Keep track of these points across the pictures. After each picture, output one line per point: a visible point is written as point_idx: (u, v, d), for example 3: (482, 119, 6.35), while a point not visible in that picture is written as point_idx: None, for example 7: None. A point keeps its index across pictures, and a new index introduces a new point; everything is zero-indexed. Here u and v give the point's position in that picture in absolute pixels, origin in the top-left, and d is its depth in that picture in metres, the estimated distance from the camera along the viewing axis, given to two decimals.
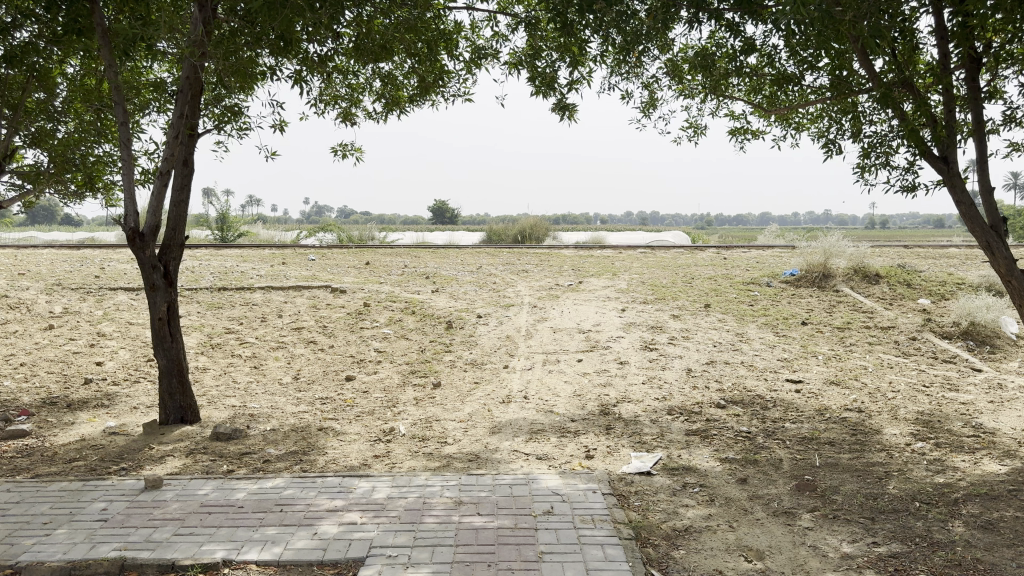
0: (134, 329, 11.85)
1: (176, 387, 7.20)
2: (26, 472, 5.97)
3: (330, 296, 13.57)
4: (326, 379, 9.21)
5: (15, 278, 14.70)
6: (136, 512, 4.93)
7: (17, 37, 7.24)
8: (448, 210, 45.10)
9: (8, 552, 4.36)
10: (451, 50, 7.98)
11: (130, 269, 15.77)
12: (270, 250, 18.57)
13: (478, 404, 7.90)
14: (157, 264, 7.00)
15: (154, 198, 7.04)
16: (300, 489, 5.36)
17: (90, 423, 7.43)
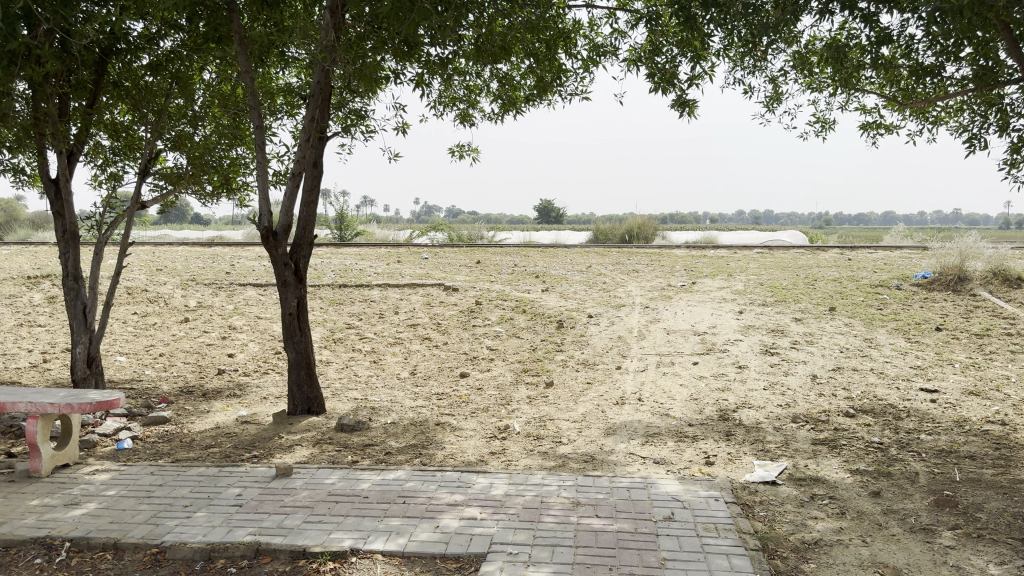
0: (262, 323, 12.42)
1: (304, 379, 7.48)
2: (167, 456, 6.34)
3: (444, 293, 13.83)
4: (442, 376, 9.37)
5: (154, 273, 15.70)
6: (269, 499, 5.15)
7: (161, 46, 7.80)
8: (555, 209, 45.09)
9: (154, 532, 4.63)
10: (571, 49, 7.95)
11: (257, 265, 16.55)
12: (386, 249, 19.06)
13: (593, 404, 7.84)
14: (288, 262, 7.31)
15: (287, 199, 7.35)
16: (421, 482, 5.46)
17: (224, 412, 7.83)
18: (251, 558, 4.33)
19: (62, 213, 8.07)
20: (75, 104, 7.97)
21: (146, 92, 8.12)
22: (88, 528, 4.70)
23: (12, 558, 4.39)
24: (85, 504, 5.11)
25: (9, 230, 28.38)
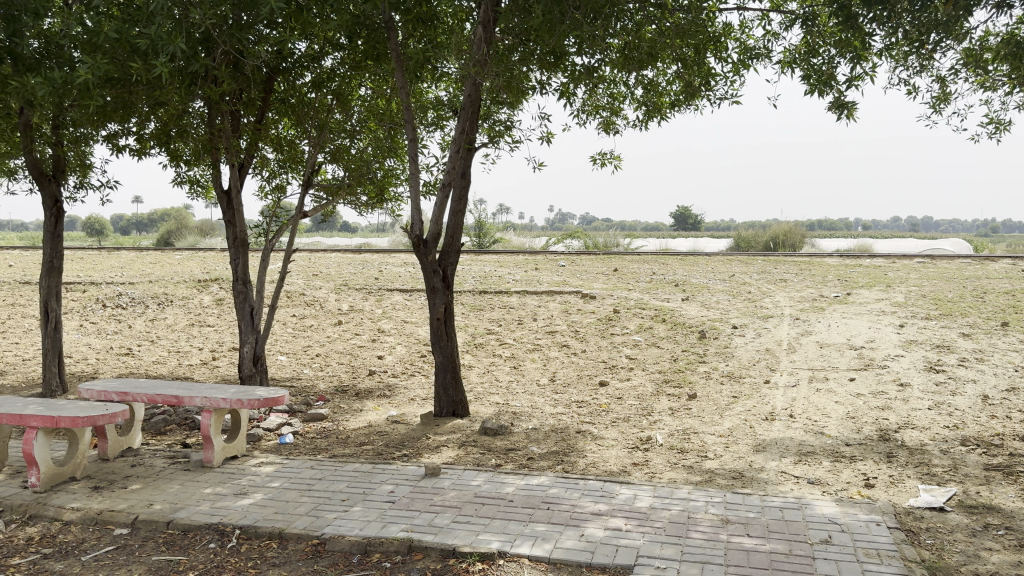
0: (407, 327, 12.87)
1: (450, 382, 7.67)
2: (325, 452, 6.69)
3: (582, 301, 13.84)
4: (581, 384, 9.37)
5: (310, 278, 16.60)
6: (419, 497, 5.33)
7: (323, 64, 8.31)
8: (692, 216, 44.11)
9: (315, 524, 4.89)
10: (720, 53, 7.77)
11: (402, 271, 17.17)
12: (524, 256, 19.30)
13: (740, 419, 7.62)
14: (437, 269, 7.55)
15: (437, 209, 7.62)
16: (565, 489, 5.48)
17: (375, 411, 8.17)
18: (404, 554, 4.49)
19: (234, 222, 8.76)
20: (245, 120, 8.60)
21: (309, 107, 8.64)
22: (255, 517, 5.02)
23: (190, 541, 4.75)
24: (253, 494, 5.46)
25: (181, 237, 30.83)
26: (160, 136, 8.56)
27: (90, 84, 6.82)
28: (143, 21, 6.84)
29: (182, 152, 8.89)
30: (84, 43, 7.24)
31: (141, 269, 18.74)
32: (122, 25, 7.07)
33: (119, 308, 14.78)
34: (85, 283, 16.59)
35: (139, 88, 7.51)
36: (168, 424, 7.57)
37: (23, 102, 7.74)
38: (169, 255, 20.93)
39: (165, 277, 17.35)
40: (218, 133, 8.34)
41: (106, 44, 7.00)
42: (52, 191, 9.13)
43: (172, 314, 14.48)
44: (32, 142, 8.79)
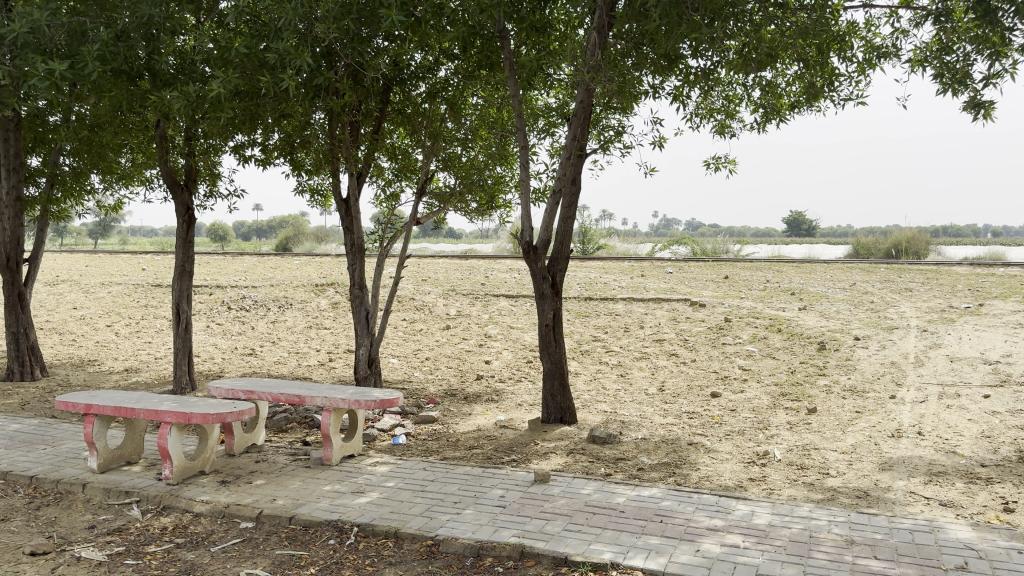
0: (514, 333, 12.96)
1: (557, 389, 7.63)
2: (436, 454, 6.80)
3: (691, 309, 13.58)
4: (692, 394, 9.18)
5: (419, 283, 16.98)
6: (530, 503, 5.34)
7: (438, 74, 8.53)
8: (806, 222, 42.62)
9: (429, 525, 4.97)
10: (844, 53, 7.49)
11: (509, 277, 17.31)
12: (630, 262, 19.13)
13: (863, 435, 7.28)
14: (546, 275, 7.55)
15: (546, 216, 7.63)
16: (678, 502, 5.37)
17: (484, 416, 8.25)
18: (517, 559, 4.50)
19: (351, 228, 9.11)
20: (362, 131, 8.90)
21: (423, 116, 8.86)
22: (372, 515, 5.14)
23: (310, 536, 4.91)
24: (369, 493, 5.61)
25: (298, 243, 32.15)
26: (283, 146, 8.95)
27: (222, 98, 7.20)
28: (271, 38, 7.20)
29: (303, 161, 9.26)
30: (216, 58, 7.65)
31: (262, 273, 19.64)
32: (251, 41, 7.44)
33: (242, 310, 15.53)
34: (212, 286, 17.52)
35: (265, 100, 7.88)
36: (289, 422, 7.89)
37: (161, 116, 8.24)
38: (288, 260, 21.85)
39: (284, 281, 18.12)
40: (338, 144, 8.66)
41: (237, 59, 7.39)
42: (184, 200, 9.68)
43: (291, 316, 15.09)
44: (168, 153, 9.35)
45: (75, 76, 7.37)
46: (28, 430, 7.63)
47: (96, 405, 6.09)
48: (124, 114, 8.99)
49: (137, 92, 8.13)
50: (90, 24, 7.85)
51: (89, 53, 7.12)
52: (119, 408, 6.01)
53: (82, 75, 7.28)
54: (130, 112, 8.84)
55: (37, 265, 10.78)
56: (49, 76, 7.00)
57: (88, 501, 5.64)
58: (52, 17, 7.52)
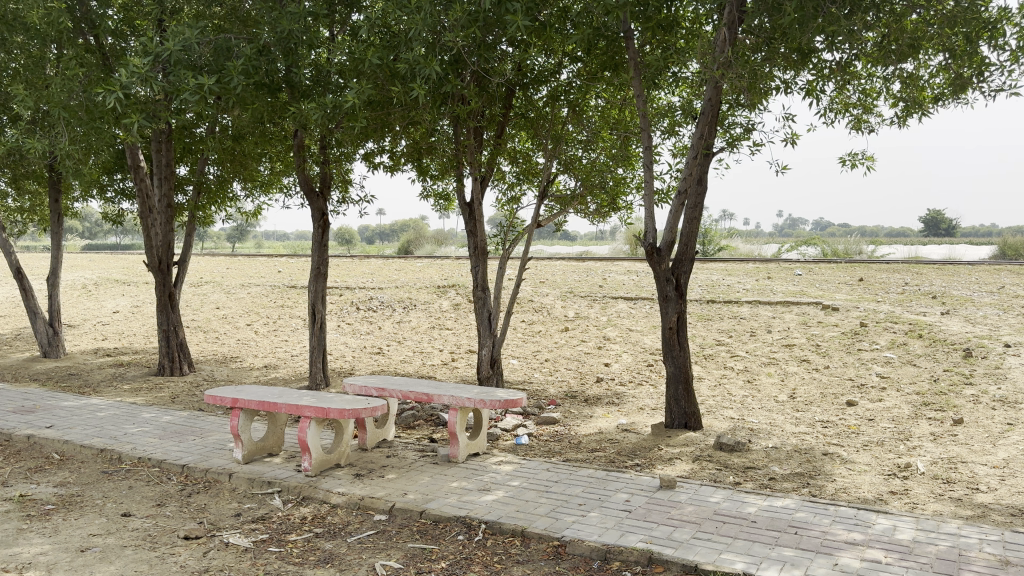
0: (635, 335, 12.84)
1: (681, 394, 7.48)
2: (560, 455, 6.82)
3: (822, 313, 13.06)
4: (826, 402, 8.83)
5: (538, 285, 17.10)
6: (656, 509, 5.28)
7: (560, 76, 8.56)
8: (945, 221, 40.17)
9: (555, 526, 5.00)
10: (998, 40, 7.01)
11: (628, 279, 17.18)
12: (754, 263, 18.58)
13: (1017, 450, 6.79)
14: (670, 277, 7.45)
15: (671, 217, 7.53)
16: (813, 514, 5.18)
17: (606, 418, 8.21)
18: (645, 565, 4.46)
19: (474, 231, 9.29)
20: (485, 135, 9.06)
21: (544, 120, 8.93)
22: (499, 513, 5.22)
23: (440, 531, 5.04)
24: (495, 492, 5.69)
25: (420, 246, 32.98)
26: (411, 151, 9.23)
27: (356, 107, 7.50)
28: (403, 48, 7.46)
29: (429, 167, 9.52)
30: (349, 69, 7.99)
31: (387, 275, 20.28)
32: (382, 52, 7.73)
33: (369, 310, 16.11)
34: (341, 288, 18.26)
35: (395, 108, 8.16)
36: (416, 419, 8.12)
37: (298, 126, 8.67)
38: (411, 262, 22.46)
39: (408, 283, 18.65)
40: (462, 149, 8.86)
41: (370, 69, 7.69)
42: (319, 206, 10.14)
43: (416, 317, 15.52)
44: (304, 162, 9.82)
45: (222, 90, 7.85)
46: (179, 422, 8.18)
47: (241, 400, 6.46)
48: (265, 125, 9.51)
49: (276, 103, 8.60)
50: (234, 41, 8.33)
51: (235, 68, 7.57)
52: (263, 403, 6.34)
53: (228, 88, 7.76)
54: (269, 124, 9.35)
55: (186, 268, 11.53)
56: (200, 90, 7.49)
57: (234, 489, 5.99)
58: (201, 35, 8.02)
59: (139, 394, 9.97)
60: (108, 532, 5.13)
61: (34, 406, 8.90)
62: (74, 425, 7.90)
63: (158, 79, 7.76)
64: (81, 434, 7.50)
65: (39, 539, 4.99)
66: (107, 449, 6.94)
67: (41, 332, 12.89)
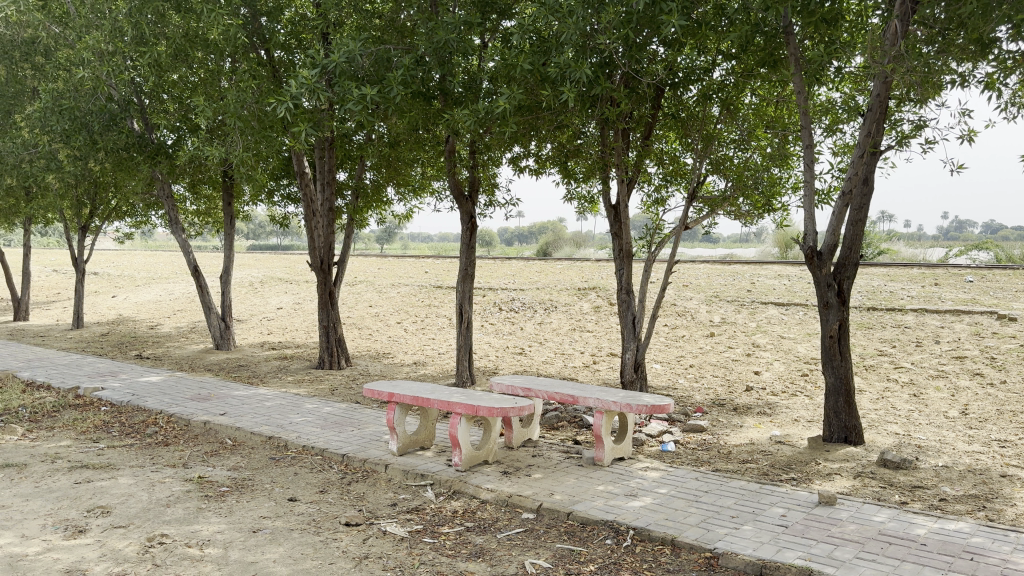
0: (786, 343, 12.37)
1: (842, 406, 7.12)
2: (709, 464, 6.66)
3: (998, 323, 12.08)
4: (1004, 420, 8.15)
5: (682, 289, 16.80)
6: (815, 525, 5.05)
7: (714, 75, 8.37)
8: None
9: (707, 536, 4.89)
10: None
11: (778, 284, 16.57)
12: (919, 269, 17.44)
13: None
14: (832, 282, 7.13)
15: (834, 219, 7.19)
16: (992, 540, 4.79)
17: (758, 429, 7.95)
18: None
19: (620, 234, 9.24)
20: (633, 137, 9.02)
21: (695, 119, 8.76)
22: (648, 520, 5.16)
23: (588, 534, 5.04)
24: (643, 498, 5.63)
25: (559, 248, 33.22)
26: (557, 154, 9.31)
27: (507, 112, 7.65)
28: (553, 54, 7.55)
29: (575, 169, 9.57)
30: (501, 75, 8.17)
31: (529, 277, 20.53)
32: (534, 57, 7.85)
33: (512, 312, 16.36)
34: (484, 289, 18.64)
35: (545, 113, 8.27)
36: (560, 420, 8.17)
37: (451, 132, 8.92)
38: (552, 264, 22.65)
39: (550, 285, 18.80)
40: (611, 151, 8.85)
41: (521, 75, 7.85)
42: (468, 209, 10.39)
43: (557, 318, 15.63)
44: (454, 166, 10.09)
45: (382, 99, 8.22)
46: (337, 413, 8.62)
47: (397, 394, 6.71)
48: (419, 133, 9.91)
49: (431, 111, 8.93)
50: (393, 51, 8.70)
51: (395, 78, 7.90)
52: (417, 398, 6.56)
53: (388, 98, 8.13)
54: (423, 130, 9.73)
55: (345, 268, 12.09)
56: (362, 100, 7.89)
57: (389, 480, 6.23)
58: (364, 47, 8.40)
59: (302, 386, 10.58)
60: (276, 515, 5.47)
61: (209, 394, 9.63)
62: (244, 413, 8.48)
63: (324, 90, 8.19)
64: (250, 422, 8.04)
65: (216, 518, 5.39)
66: (275, 437, 7.40)
67: (215, 326, 13.92)
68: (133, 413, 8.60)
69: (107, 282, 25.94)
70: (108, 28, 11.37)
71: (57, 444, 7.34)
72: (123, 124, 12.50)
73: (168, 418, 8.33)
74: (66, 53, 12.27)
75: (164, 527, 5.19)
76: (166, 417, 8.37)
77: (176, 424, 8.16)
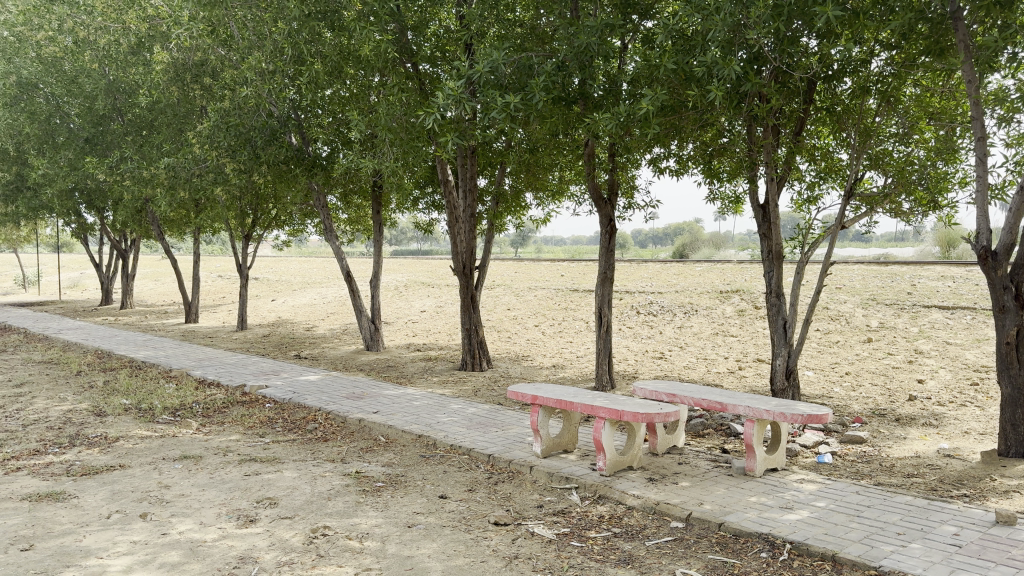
0: (953, 349, 11.56)
1: (1020, 419, 6.57)
2: (869, 478, 6.32)
3: None
4: None
5: (834, 292, 16.07)
6: (992, 547, 4.69)
7: (874, 65, 7.91)
8: None
9: (870, 553, 4.64)
10: None
11: (942, 286, 15.51)
12: None
13: None
14: (1008, 285, 6.61)
15: (1012, 216, 6.63)
16: None
17: (923, 441, 7.47)
18: None
19: (770, 236, 8.95)
20: (784, 133, 8.79)
21: (851, 113, 8.37)
22: (805, 534, 4.95)
23: (742, 546, 4.89)
24: (800, 511, 5.41)
25: (697, 249, 32.57)
26: (701, 154, 9.15)
27: (651, 113, 7.56)
28: (699, 51, 7.42)
29: (720, 168, 9.37)
30: (644, 77, 8.14)
31: (669, 279, 20.22)
32: (679, 56, 7.77)
33: (652, 315, 16.17)
34: (623, 292, 18.52)
35: (689, 112, 8.16)
36: (705, 428, 8.00)
37: (592, 136, 8.96)
38: (692, 267, 22.17)
39: (690, 288, 18.44)
40: (760, 150, 8.58)
41: (666, 75, 7.76)
42: (607, 213, 10.27)
43: (699, 322, 15.31)
44: (594, 170, 10.05)
45: (525, 106, 8.39)
46: (483, 414, 8.80)
47: (540, 397, 6.76)
48: (559, 138, 10.04)
49: (572, 115, 8.99)
50: (535, 58, 8.84)
51: (537, 85, 7.99)
52: (560, 402, 6.58)
53: (530, 104, 8.29)
54: (563, 135, 9.84)
55: (486, 272, 12.32)
56: (505, 108, 8.07)
57: (535, 482, 6.30)
58: (507, 56, 8.57)
59: (447, 387, 10.88)
60: (428, 512, 5.64)
61: (361, 393, 10.06)
62: (395, 412, 8.82)
63: (469, 99, 8.40)
64: (401, 421, 8.34)
65: (373, 513, 5.62)
66: (424, 436, 7.65)
67: (365, 327, 14.55)
68: (294, 410, 9.13)
69: (266, 287, 27.67)
70: (269, 49, 12.07)
71: (228, 438, 7.89)
72: (282, 138, 13.31)
73: (325, 415, 8.78)
74: (232, 73, 13.19)
75: (326, 520, 5.46)
76: (324, 414, 8.83)
77: (333, 421, 8.58)
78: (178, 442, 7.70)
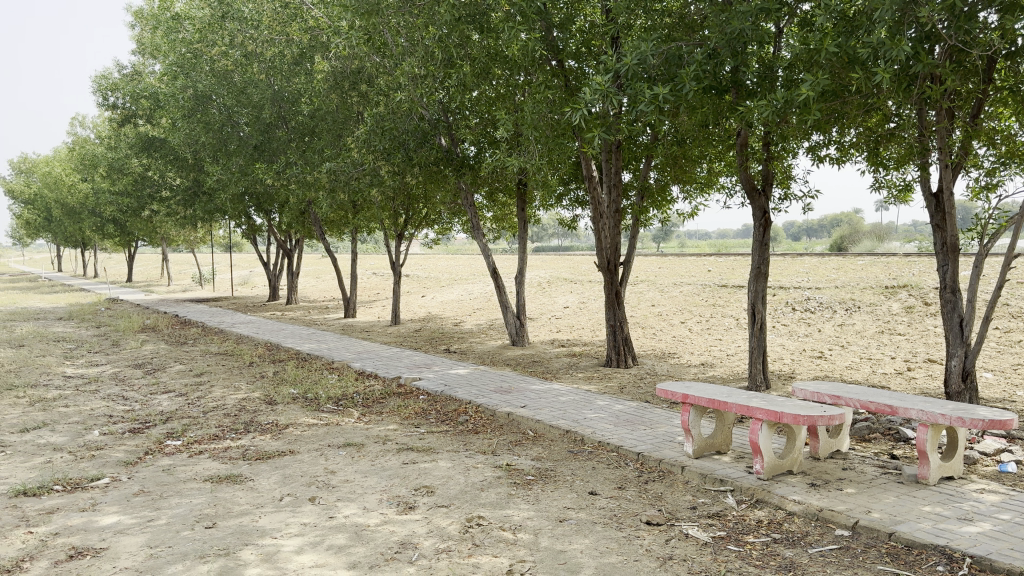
0: None
1: None
2: None
3: None
4: None
5: (1014, 287, 14.78)
6: None
7: None
8: None
9: None
10: None
11: None
12: None
13: None
14: None
15: None
16: None
17: None
18: None
19: (943, 226, 8.39)
20: (960, 117, 8.23)
21: None
22: (988, 548, 4.59)
23: (916, 558, 4.60)
24: (981, 523, 5.02)
25: (857, 241, 30.84)
26: (865, 141, 8.73)
27: (811, 100, 7.22)
28: (865, 31, 7.02)
29: (886, 155, 8.88)
30: (803, 63, 7.81)
31: (826, 274, 19.27)
32: (841, 39, 7.41)
33: (808, 312, 15.49)
34: (775, 287, 17.85)
35: (852, 97, 7.79)
36: (871, 432, 7.59)
37: (745, 126, 8.73)
38: (851, 260, 21.02)
39: (850, 283, 17.51)
40: (931, 136, 8.08)
41: (827, 59, 7.42)
42: (761, 204, 9.89)
43: (860, 320, 14.51)
44: (746, 160, 9.68)
45: (676, 97, 8.26)
46: (630, 411, 8.74)
47: (691, 396, 6.62)
48: (710, 129, 9.84)
49: (725, 104, 8.77)
50: (685, 48, 8.69)
51: (687, 76, 7.84)
52: (713, 402, 6.43)
53: (680, 96, 8.15)
54: (712, 126, 9.66)
55: (631, 268, 12.21)
56: (654, 101, 7.93)
57: (687, 482, 6.19)
58: (655, 47, 8.49)
59: (593, 383, 10.89)
60: (579, 507, 5.67)
61: (510, 388, 10.24)
62: (542, 406, 8.91)
63: (617, 94, 8.36)
64: (549, 415, 8.43)
65: (525, 506, 5.71)
66: (572, 431, 7.68)
67: (511, 323, 14.79)
68: (446, 403, 9.42)
69: (417, 283, 28.67)
70: (420, 54, 12.39)
71: (385, 428, 8.25)
72: (433, 140, 13.83)
73: (475, 408, 9.00)
74: (387, 80, 13.72)
75: (480, 510, 5.60)
76: (474, 407, 9.06)
77: (483, 414, 8.79)
78: (341, 430, 8.13)
